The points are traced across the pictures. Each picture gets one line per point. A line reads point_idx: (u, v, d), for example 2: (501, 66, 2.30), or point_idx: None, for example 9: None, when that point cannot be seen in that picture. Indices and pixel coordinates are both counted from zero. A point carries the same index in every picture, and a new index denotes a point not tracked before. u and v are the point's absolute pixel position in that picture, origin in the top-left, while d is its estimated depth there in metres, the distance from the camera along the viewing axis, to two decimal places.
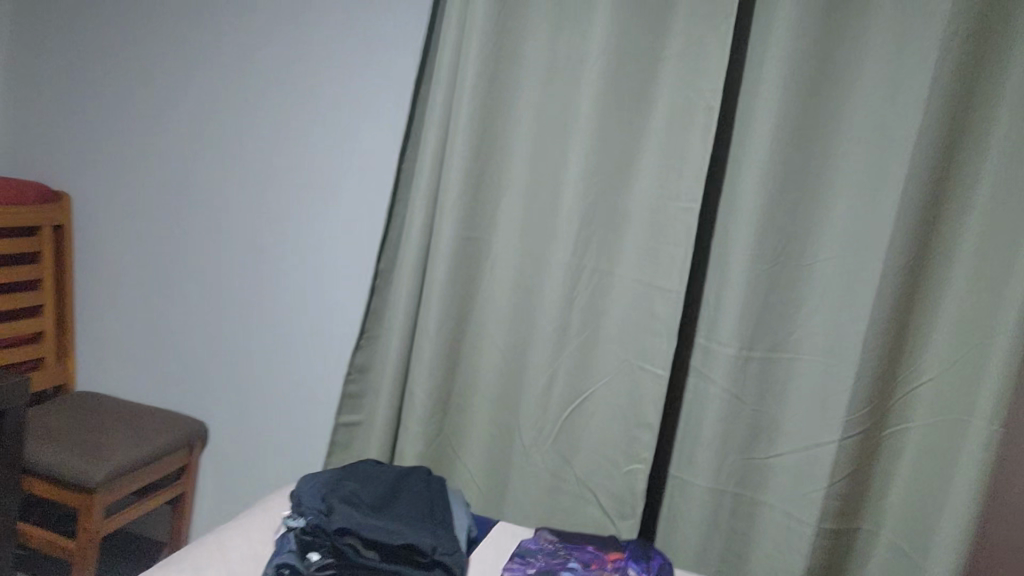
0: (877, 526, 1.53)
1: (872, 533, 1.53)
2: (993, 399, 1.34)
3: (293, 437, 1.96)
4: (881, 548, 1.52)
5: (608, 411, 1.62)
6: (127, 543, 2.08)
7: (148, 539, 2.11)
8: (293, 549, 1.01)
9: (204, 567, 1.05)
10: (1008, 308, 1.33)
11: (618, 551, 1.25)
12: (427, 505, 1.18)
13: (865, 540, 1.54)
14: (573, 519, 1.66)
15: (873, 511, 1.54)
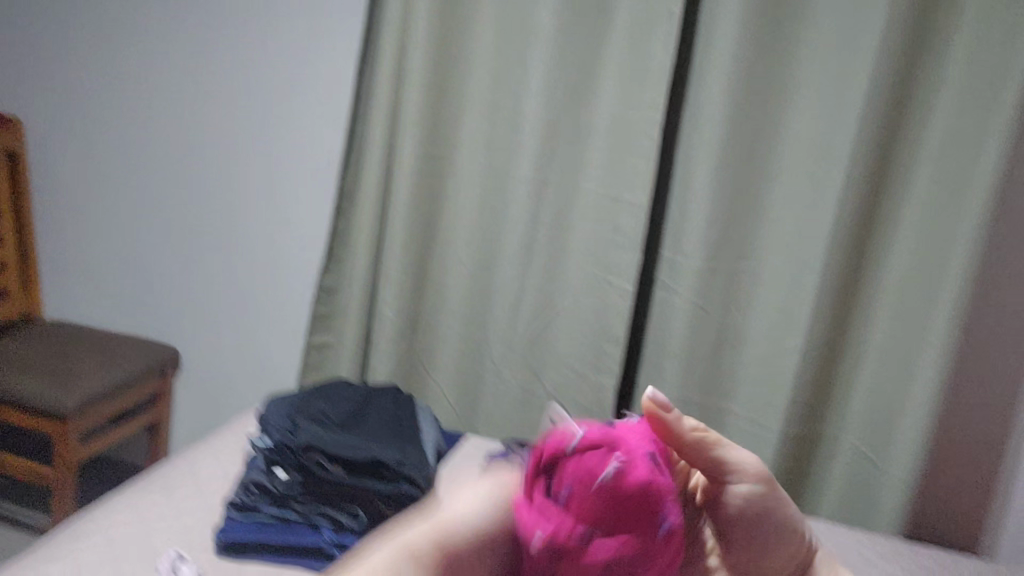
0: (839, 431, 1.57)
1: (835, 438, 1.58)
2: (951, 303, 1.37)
3: (266, 361, 1.96)
4: (842, 452, 1.57)
5: (576, 326, 1.63)
6: (107, 468, 2.10)
7: (128, 464, 2.12)
8: (261, 468, 1.03)
9: (175, 488, 1.06)
10: (965, 215, 1.35)
11: None
12: (394, 423, 1.20)
13: (827, 446, 1.59)
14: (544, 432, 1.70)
15: (834, 418, 1.57)
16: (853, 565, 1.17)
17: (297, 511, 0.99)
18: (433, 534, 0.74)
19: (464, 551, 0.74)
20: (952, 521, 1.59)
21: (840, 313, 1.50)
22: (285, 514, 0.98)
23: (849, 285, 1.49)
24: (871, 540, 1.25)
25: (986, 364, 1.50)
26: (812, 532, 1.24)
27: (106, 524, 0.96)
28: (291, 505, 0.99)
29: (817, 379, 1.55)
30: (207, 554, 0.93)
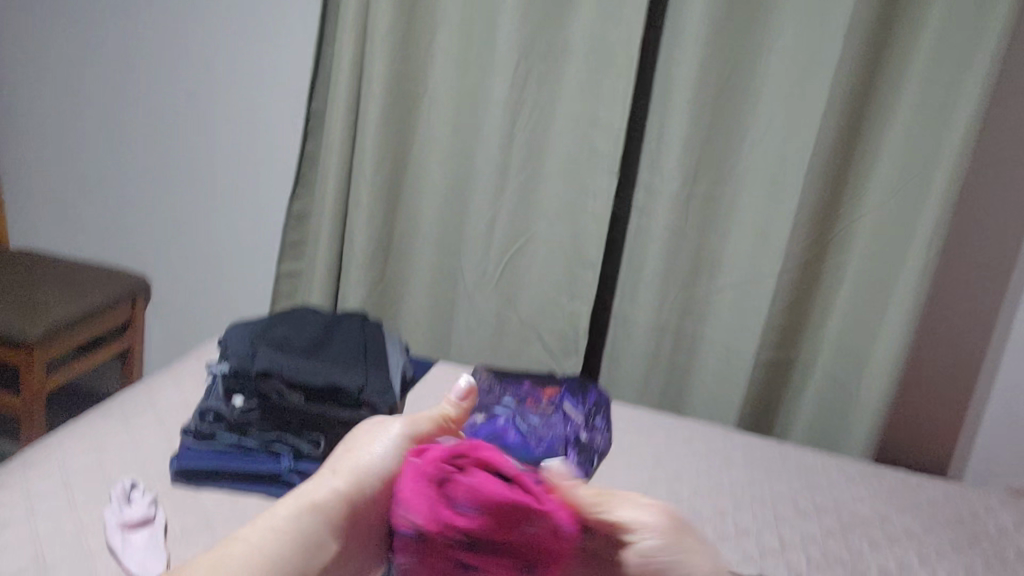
0: (813, 357, 1.57)
1: (808, 363, 1.58)
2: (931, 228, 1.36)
3: (237, 289, 1.93)
4: (816, 379, 1.57)
5: (550, 253, 1.60)
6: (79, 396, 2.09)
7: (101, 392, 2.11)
8: (219, 396, 0.99)
9: (133, 418, 1.03)
10: (949, 138, 1.32)
11: (553, 388, 1.27)
12: (361, 348, 1.16)
13: (801, 370, 1.59)
14: (517, 359, 1.69)
15: (809, 340, 1.57)
16: (820, 489, 1.16)
17: (256, 440, 0.95)
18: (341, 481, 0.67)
19: (376, 503, 0.67)
20: (919, 443, 1.60)
21: (817, 238, 1.49)
22: (244, 444, 0.95)
23: (830, 210, 1.47)
24: (838, 464, 1.24)
25: (964, 293, 1.48)
26: (781, 457, 1.23)
27: (58, 451, 0.93)
28: (250, 433, 0.95)
29: (793, 306, 1.54)
30: (163, 483, 0.91)
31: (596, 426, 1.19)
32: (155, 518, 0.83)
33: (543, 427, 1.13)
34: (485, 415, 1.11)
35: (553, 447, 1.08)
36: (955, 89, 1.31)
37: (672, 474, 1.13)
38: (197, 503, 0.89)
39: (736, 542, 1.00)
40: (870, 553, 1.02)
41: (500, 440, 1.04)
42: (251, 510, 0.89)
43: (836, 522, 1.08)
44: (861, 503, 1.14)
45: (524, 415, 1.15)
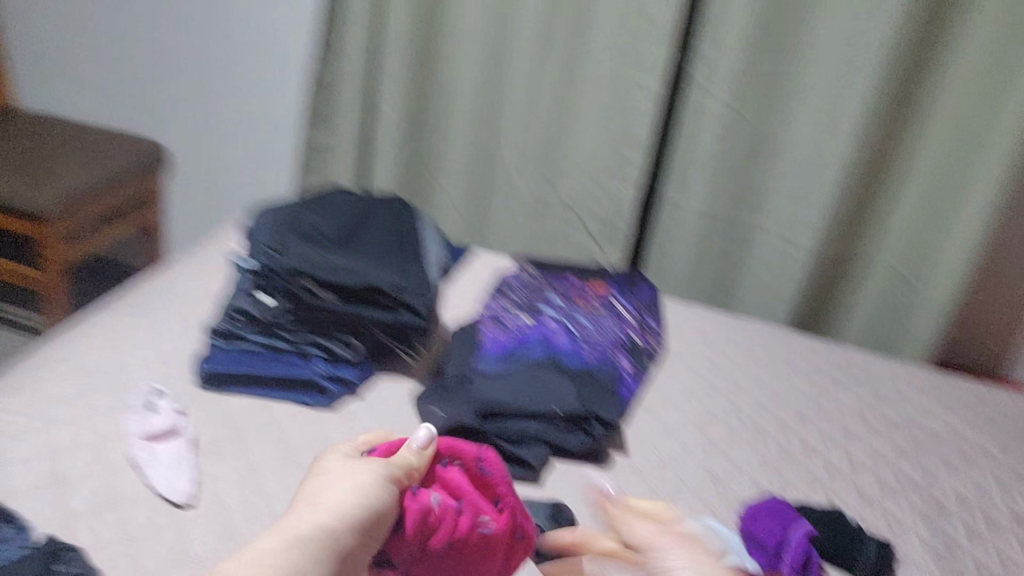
0: (876, 251, 1.45)
1: (869, 259, 1.47)
2: (1019, 115, 1.23)
3: (255, 162, 1.79)
4: (876, 274, 1.46)
5: (596, 131, 1.46)
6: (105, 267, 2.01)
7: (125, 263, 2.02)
8: (246, 293, 0.91)
9: (155, 310, 0.96)
10: None
11: (601, 284, 1.17)
12: (396, 237, 1.06)
13: (860, 265, 1.48)
14: (558, 244, 1.59)
15: (872, 233, 1.45)
16: (887, 401, 1.08)
17: (287, 343, 0.89)
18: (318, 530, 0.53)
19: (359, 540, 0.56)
20: (982, 345, 1.51)
21: (888, 117, 1.34)
22: (275, 347, 0.89)
23: (906, 87, 1.32)
24: (907, 372, 1.16)
25: None
26: (846, 364, 1.15)
27: (76, 352, 0.86)
28: (280, 334, 0.89)
29: (858, 196, 1.42)
30: (191, 388, 0.85)
31: (648, 329, 1.11)
32: (181, 427, 0.77)
33: (592, 331, 1.04)
34: (533, 316, 1.04)
35: (605, 353, 0.99)
36: None
37: (733, 385, 1.05)
38: (226, 409, 0.82)
39: (802, 461, 0.94)
40: (944, 476, 0.96)
41: (550, 349, 0.97)
42: (284, 418, 0.82)
43: (903, 437, 1.01)
44: (932, 418, 1.06)
45: (573, 317, 1.06)
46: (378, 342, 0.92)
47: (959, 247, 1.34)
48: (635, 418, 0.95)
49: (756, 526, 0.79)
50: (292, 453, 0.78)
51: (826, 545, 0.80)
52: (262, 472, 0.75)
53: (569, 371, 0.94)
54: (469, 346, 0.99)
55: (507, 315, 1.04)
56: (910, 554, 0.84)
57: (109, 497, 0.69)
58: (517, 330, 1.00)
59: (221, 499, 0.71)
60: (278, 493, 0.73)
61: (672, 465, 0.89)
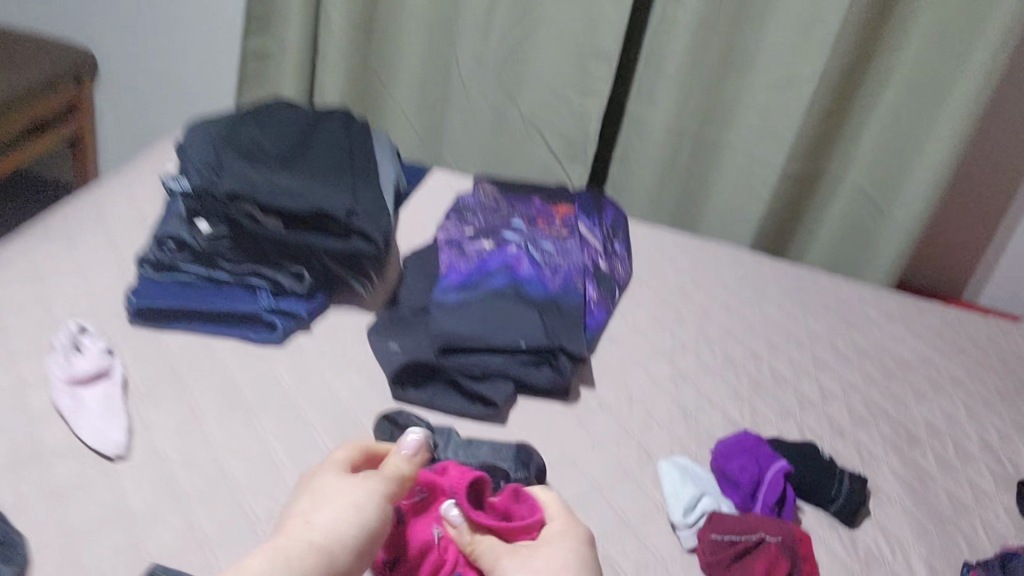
0: (843, 170, 1.39)
1: (836, 179, 1.40)
2: (1003, 30, 1.15)
3: (166, 71, 1.52)
4: (843, 194, 1.40)
5: (558, 39, 1.30)
6: None
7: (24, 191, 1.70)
8: (182, 218, 0.83)
9: (78, 237, 0.86)
10: None
11: (566, 206, 1.11)
12: (345, 153, 0.97)
13: (828, 184, 1.42)
14: (521, 165, 1.43)
15: (841, 151, 1.38)
16: (859, 328, 1.04)
17: (229, 277, 0.81)
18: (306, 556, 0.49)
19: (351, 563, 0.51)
20: (942, 268, 1.47)
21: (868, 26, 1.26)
22: (216, 280, 0.81)
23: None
24: (878, 297, 1.11)
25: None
26: (813, 289, 1.10)
27: None
28: (222, 265, 0.81)
29: (828, 111, 1.34)
30: (120, 323, 0.77)
31: (614, 253, 1.06)
32: (112, 368, 0.70)
33: (558, 255, 0.98)
34: (494, 241, 0.96)
35: (571, 280, 0.93)
36: None
37: (701, 311, 1.00)
38: (161, 348, 0.75)
39: (772, 391, 0.90)
40: (915, 404, 0.93)
41: (513, 275, 0.90)
42: (226, 357, 0.76)
43: (876, 366, 0.98)
44: (901, 345, 1.03)
45: (537, 241, 0.99)
46: (329, 271, 0.85)
47: (929, 169, 1.28)
48: (603, 349, 0.90)
49: (732, 466, 0.75)
50: (235, 395, 0.72)
51: (804, 480, 0.76)
52: (201, 417, 0.69)
53: (534, 300, 0.88)
54: (424, 272, 0.92)
55: (466, 240, 0.97)
56: (883, 485, 0.81)
57: (28, 450, 0.62)
58: (476, 256, 0.93)
59: (156, 448, 0.65)
60: (224, 442, 0.67)
61: (641, 398, 0.84)
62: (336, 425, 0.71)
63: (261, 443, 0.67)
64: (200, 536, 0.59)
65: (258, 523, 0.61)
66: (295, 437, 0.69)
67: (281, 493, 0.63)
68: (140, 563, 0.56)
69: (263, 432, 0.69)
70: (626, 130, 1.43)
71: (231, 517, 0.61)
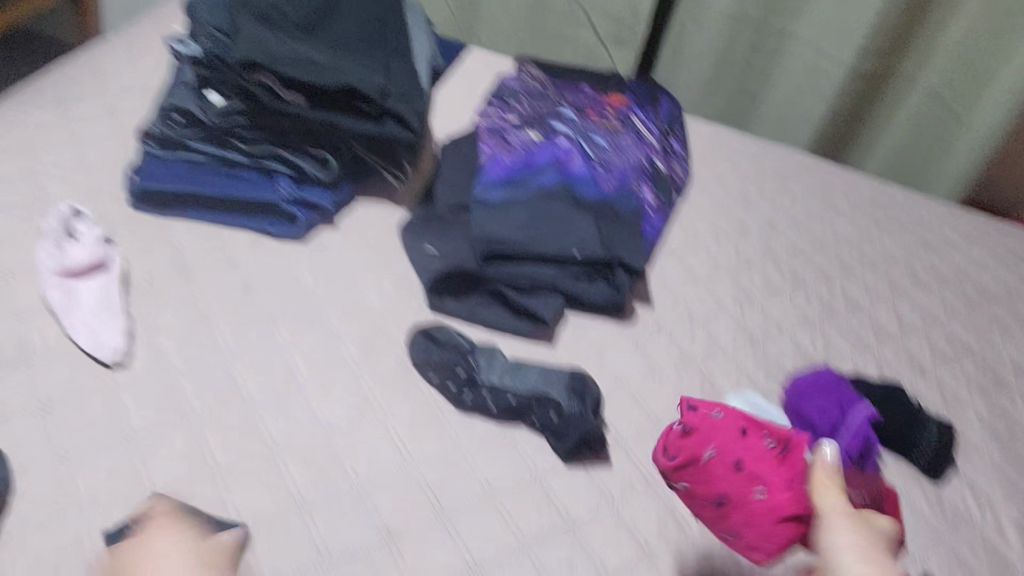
0: (911, 83, 1.20)
1: (902, 92, 1.21)
2: None
3: None
4: (909, 110, 1.22)
5: None
6: None
7: None
8: (189, 87, 0.71)
9: (75, 104, 0.76)
10: None
11: (619, 95, 0.98)
12: (376, 19, 0.84)
13: (891, 99, 1.23)
14: (561, 48, 1.28)
15: (910, 63, 1.18)
16: (937, 249, 0.93)
17: (242, 157, 0.71)
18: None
19: None
20: (1011, 184, 1.32)
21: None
22: (226, 161, 0.71)
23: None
24: (959, 217, 1.00)
25: None
26: (888, 206, 0.98)
27: None
28: (234, 144, 0.71)
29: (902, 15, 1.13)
30: (119, 207, 0.68)
31: (673, 151, 0.94)
32: (109, 261, 0.61)
33: (613, 152, 0.87)
34: (543, 134, 0.85)
35: (626, 182, 0.83)
36: None
37: (767, 224, 0.90)
38: (167, 239, 0.66)
39: (846, 318, 0.81)
40: (1000, 341, 0.83)
41: (564, 173, 0.79)
42: (239, 252, 0.67)
43: (957, 294, 0.88)
44: (983, 272, 0.92)
45: (590, 135, 0.87)
46: (358, 157, 0.75)
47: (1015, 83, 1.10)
48: (660, 262, 0.80)
49: (813, 408, 0.66)
50: (250, 298, 0.63)
51: (887, 424, 0.68)
52: (213, 322, 0.60)
53: (586, 204, 0.77)
54: (462, 166, 0.81)
55: (511, 130, 0.85)
56: (967, 431, 0.73)
57: (15, 352, 0.54)
58: (522, 150, 0.82)
59: (161, 355, 0.57)
60: (238, 351, 0.58)
61: (703, 320, 0.75)
62: (365, 338, 0.62)
63: (282, 356, 0.59)
64: (211, 464, 0.52)
65: (278, 450, 0.53)
66: (320, 349, 0.60)
67: (305, 418, 0.56)
68: (143, 492, 0.49)
69: (286, 343, 0.60)
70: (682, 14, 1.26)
71: (248, 442, 0.53)
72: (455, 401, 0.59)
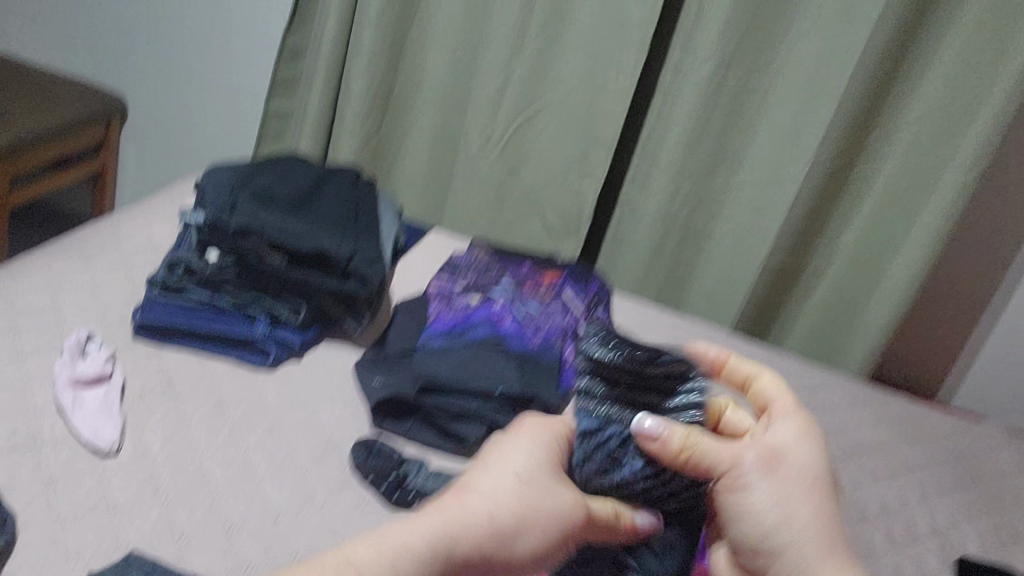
0: (817, 277, 1.37)
1: (810, 285, 1.38)
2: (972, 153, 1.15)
3: (196, 123, 1.60)
4: (817, 300, 1.37)
5: (560, 124, 1.34)
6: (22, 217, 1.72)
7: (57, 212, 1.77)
8: (193, 246, 0.88)
9: (95, 258, 0.92)
10: (1012, 55, 1.10)
11: (554, 271, 1.16)
12: (352, 204, 1.02)
13: (801, 291, 1.40)
14: (514, 237, 1.46)
15: (816, 260, 1.36)
16: (823, 410, 1.08)
17: (229, 303, 0.86)
18: (433, 533, 0.48)
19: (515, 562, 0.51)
20: (912, 368, 1.47)
21: (856, 119, 1.22)
22: (216, 304, 0.86)
23: (883, 82, 1.20)
24: (847, 386, 1.15)
25: (992, 229, 1.31)
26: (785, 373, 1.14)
27: (10, 291, 0.83)
28: (224, 291, 0.86)
29: (804, 223, 1.32)
30: (122, 337, 0.83)
31: (597, 320, 1.10)
32: (112, 375, 0.76)
33: (542, 316, 1.02)
34: (482, 298, 1.01)
35: (550, 340, 0.98)
36: None
37: None
38: (160, 362, 0.81)
39: None
40: (870, 488, 0.96)
41: (495, 330, 0.95)
42: (218, 376, 0.81)
43: (837, 449, 1.02)
44: (862, 431, 1.06)
45: (523, 301, 1.04)
46: (323, 309, 0.90)
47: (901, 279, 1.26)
48: None
49: None
50: (223, 411, 0.77)
51: None
52: (190, 425, 0.74)
53: (512, 353, 0.92)
54: (413, 321, 0.98)
55: (456, 295, 1.02)
56: None
57: (28, 438, 0.68)
58: (462, 309, 0.98)
59: (144, 448, 0.70)
60: (207, 451, 0.71)
61: None
62: (314, 448, 0.75)
63: (244, 456, 0.72)
64: (177, 529, 0.64)
65: (233, 527, 0.65)
66: (276, 453, 0.73)
67: (257, 501, 0.68)
68: (121, 545, 0.61)
69: (248, 446, 0.73)
70: (615, 229, 1.43)
71: (209, 517, 0.65)
72: (384, 499, 0.71)
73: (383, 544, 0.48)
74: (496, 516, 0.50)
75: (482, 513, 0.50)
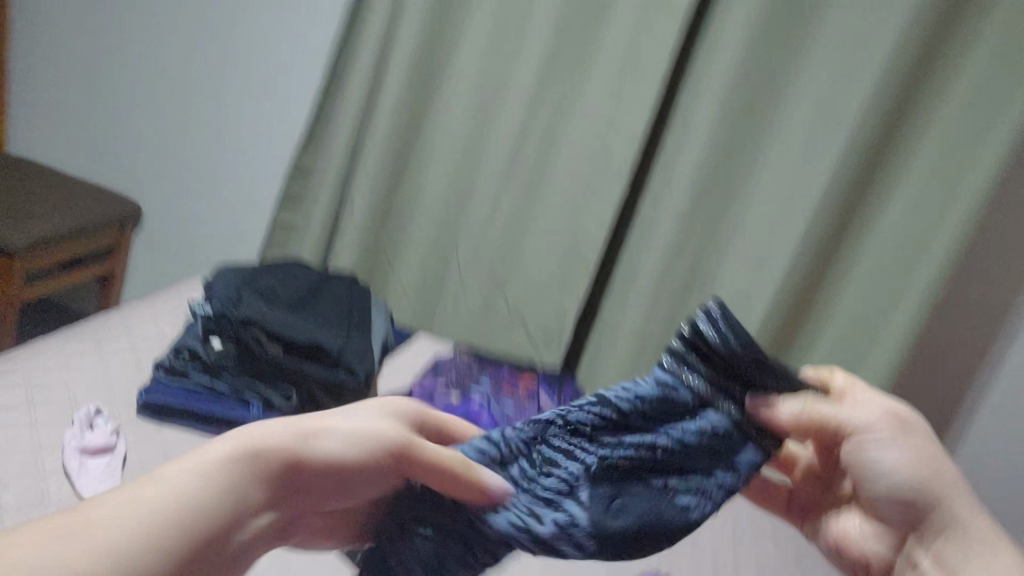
0: None
1: None
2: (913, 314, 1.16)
3: (211, 229, 1.71)
4: None
5: (547, 246, 1.44)
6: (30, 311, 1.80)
7: (64, 308, 1.85)
8: (197, 334, 0.98)
9: (105, 344, 1.00)
10: (949, 221, 1.12)
11: (531, 376, 1.24)
12: (346, 307, 1.10)
13: None
14: (499, 346, 1.53)
15: None
16: None
17: (227, 387, 0.94)
18: (242, 443, 0.45)
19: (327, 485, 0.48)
20: None
21: (821, 249, 1.24)
22: (215, 387, 0.94)
23: (832, 236, 1.23)
24: None
25: (952, 375, 1.32)
26: None
27: (26, 370, 0.91)
28: (223, 376, 0.95)
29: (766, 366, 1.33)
30: (127, 412, 0.90)
31: None
32: (117, 446, 0.82)
33: (516, 417, 1.09)
34: (461, 395, 1.09)
35: None
36: (965, 168, 1.10)
37: None
38: (160, 437, 0.87)
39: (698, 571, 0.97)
40: None
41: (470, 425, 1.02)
42: None
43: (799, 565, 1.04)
44: None
45: (499, 401, 1.11)
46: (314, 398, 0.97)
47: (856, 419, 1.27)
48: None
49: None
50: None
51: None
52: None
53: None
54: None
55: (437, 391, 1.10)
56: None
57: (37, 497, 0.74)
58: (443, 404, 1.06)
59: None
60: None
61: None
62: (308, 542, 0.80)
63: None
64: None
65: None
66: None
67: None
68: None
69: None
70: (595, 343, 1.50)
71: None
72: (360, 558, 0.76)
73: (188, 461, 0.43)
74: (302, 430, 0.48)
75: (287, 428, 0.48)
